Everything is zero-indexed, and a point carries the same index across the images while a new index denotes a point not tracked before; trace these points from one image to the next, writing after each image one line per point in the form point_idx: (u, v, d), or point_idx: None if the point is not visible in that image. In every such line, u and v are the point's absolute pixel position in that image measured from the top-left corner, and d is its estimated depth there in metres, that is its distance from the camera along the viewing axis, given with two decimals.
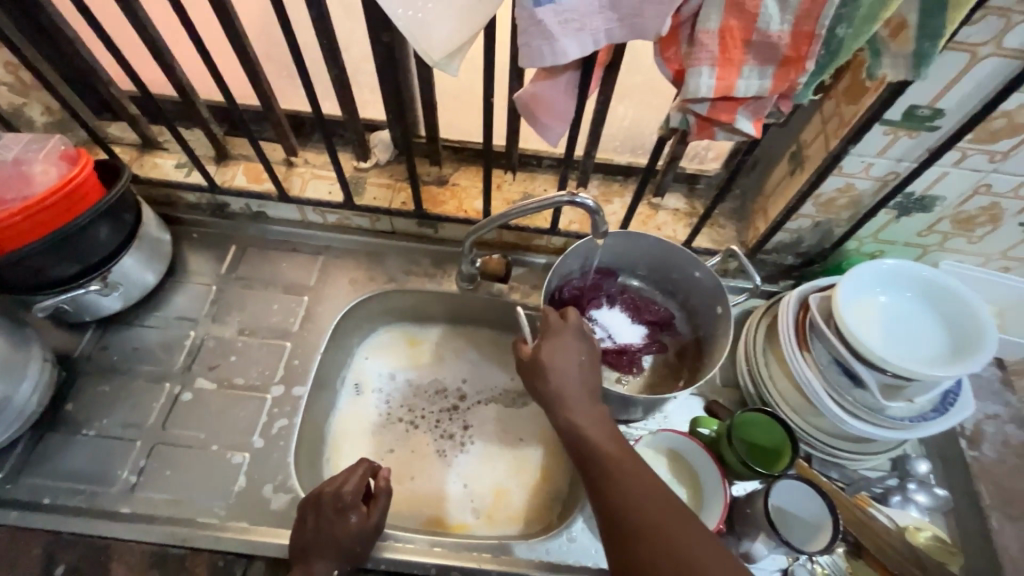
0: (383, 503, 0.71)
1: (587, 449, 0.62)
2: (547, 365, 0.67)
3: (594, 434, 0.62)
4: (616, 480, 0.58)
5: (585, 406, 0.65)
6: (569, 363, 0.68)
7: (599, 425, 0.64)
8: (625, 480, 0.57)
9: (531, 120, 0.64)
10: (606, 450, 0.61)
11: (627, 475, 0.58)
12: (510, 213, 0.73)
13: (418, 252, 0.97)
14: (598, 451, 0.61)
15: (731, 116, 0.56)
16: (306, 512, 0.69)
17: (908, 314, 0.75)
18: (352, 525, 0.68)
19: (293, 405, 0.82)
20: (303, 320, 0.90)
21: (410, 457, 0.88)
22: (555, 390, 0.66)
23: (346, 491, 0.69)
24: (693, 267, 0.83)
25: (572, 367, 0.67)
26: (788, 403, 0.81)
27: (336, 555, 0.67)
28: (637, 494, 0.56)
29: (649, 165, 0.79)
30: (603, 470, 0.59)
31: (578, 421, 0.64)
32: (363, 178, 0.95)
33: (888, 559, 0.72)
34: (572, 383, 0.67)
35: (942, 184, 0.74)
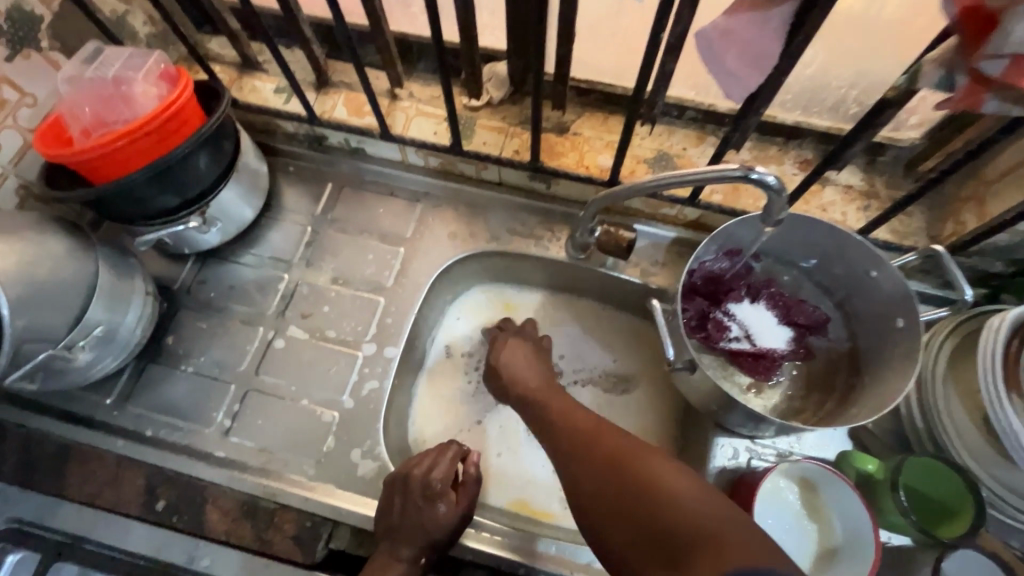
0: (473, 490, 0.66)
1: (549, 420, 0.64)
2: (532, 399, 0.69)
3: (554, 406, 0.66)
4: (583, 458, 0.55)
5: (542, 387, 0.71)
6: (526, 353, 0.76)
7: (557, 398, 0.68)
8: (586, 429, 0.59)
9: (715, 69, 0.50)
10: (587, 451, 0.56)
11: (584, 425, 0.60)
12: (660, 182, 0.59)
13: (525, 209, 0.86)
14: (561, 417, 0.63)
15: None
16: (393, 496, 0.64)
17: None
18: (441, 516, 0.63)
19: (383, 367, 0.77)
20: (397, 274, 0.83)
21: (499, 434, 0.82)
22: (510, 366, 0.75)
23: (436, 483, 0.64)
24: (870, 265, 0.67)
25: (523, 347, 0.77)
26: (969, 450, 0.65)
27: (425, 546, 0.63)
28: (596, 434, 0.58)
29: (850, 133, 0.62)
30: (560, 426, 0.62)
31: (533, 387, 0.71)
32: (473, 119, 0.83)
33: None
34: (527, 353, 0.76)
35: None
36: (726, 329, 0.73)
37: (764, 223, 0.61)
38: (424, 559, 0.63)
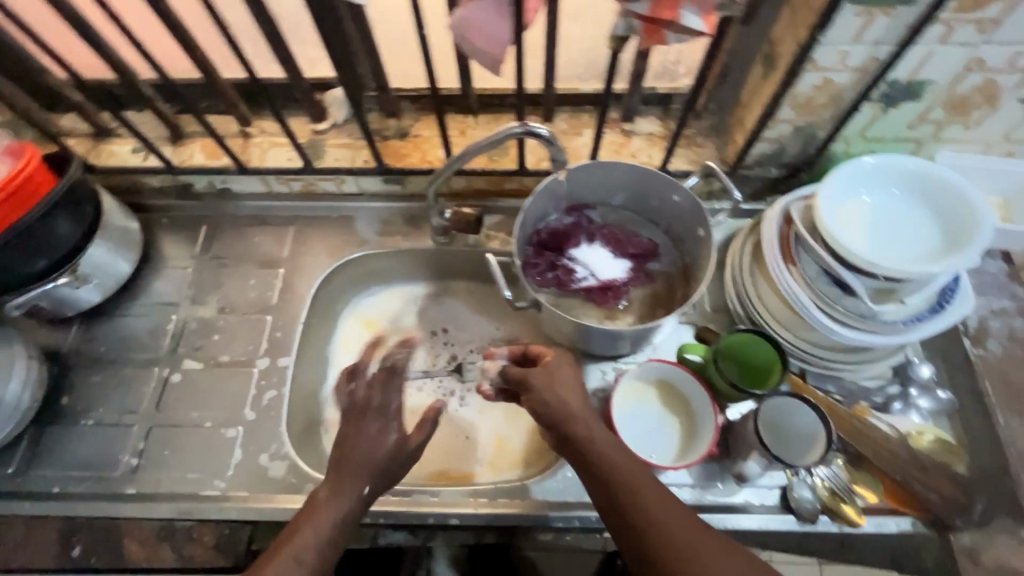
0: (426, 431, 0.72)
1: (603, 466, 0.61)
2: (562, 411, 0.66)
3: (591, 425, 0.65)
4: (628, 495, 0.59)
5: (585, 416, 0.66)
6: (563, 372, 0.70)
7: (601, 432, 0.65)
8: (647, 490, 0.59)
9: (469, 52, 0.61)
10: (625, 492, 0.59)
11: (639, 481, 0.60)
12: (462, 155, 0.71)
13: (388, 211, 0.95)
14: (612, 464, 0.61)
15: (675, 12, 0.52)
16: (339, 464, 0.67)
17: (895, 213, 0.69)
18: (391, 443, 0.69)
19: (279, 376, 0.82)
20: (280, 292, 0.89)
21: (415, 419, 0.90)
22: (552, 397, 0.67)
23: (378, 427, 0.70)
24: (671, 191, 0.80)
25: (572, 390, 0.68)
26: (778, 320, 0.77)
27: (368, 477, 0.66)
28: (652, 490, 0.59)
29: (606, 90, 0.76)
30: (615, 470, 0.61)
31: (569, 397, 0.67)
32: (323, 141, 0.92)
33: (888, 464, 0.70)
34: (573, 384, 0.69)
35: (928, 66, 0.68)
36: (573, 271, 0.85)
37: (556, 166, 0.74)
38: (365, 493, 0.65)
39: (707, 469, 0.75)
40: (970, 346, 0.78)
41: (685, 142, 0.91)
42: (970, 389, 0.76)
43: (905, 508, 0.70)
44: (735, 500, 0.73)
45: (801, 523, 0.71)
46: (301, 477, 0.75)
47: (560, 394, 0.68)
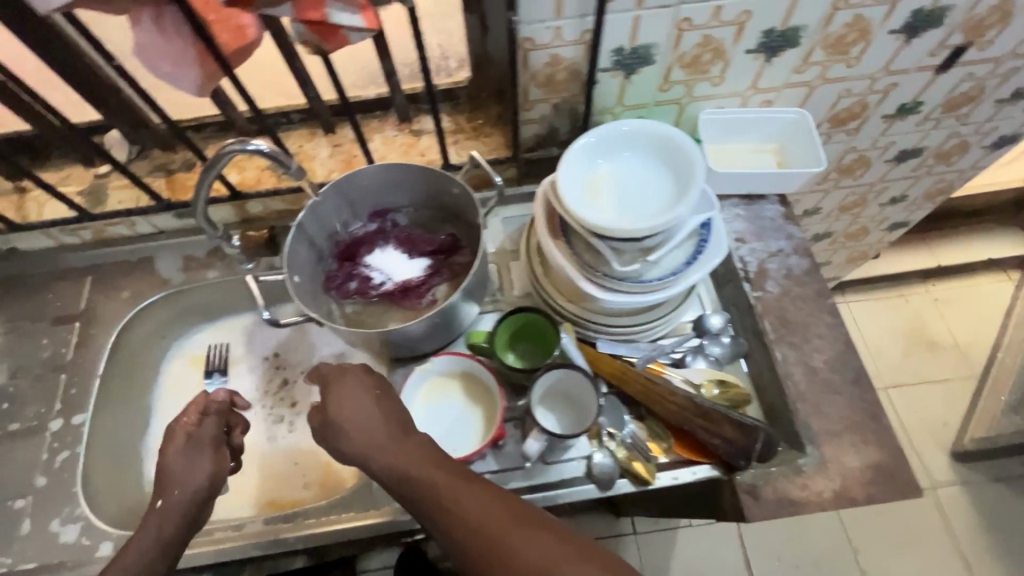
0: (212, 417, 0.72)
1: (429, 501, 0.56)
2: (361, 438, 0.60)
3: (395, 445, 0.59)
4: (453, 511, 0.55)
5: (396, 444, 0.59)
6: (354, 390, 0.63)
7: (416, 458, 0.58)
8: (477, 517, 0.54)
9: (160, 76, 0.60)
10: (448, 502, 0.55)
11: (470, 510, 0.54)
12: (198, 194, 0.72)
13: (190, 245, 0.93)
14: (427, 482, 0.57)
15: (321, 11, 0.52)
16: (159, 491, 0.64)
17: (633, 174, 0.71)
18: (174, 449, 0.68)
19: (73, 435, 0.79)
20: (76, 347, 0.86)
21: (243, 452, 0.88)
22: (352, 420, 0.61)
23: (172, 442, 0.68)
24: (449, 184, 0.82)
25: (371, 405, 0.62)
26: (564, 294, 0.79)
27: (163, 489, 0.64)
28: (488, 516, 0.53)
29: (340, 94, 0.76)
30: (448, 497, 0.55)
31: (372, 418, 0.61)
32: (105, 184, 0.89)
33: (674, 419, 0.71)
34: (359, 413, 0.61)
35: (642, 30, 0.70)
36: (372, 279, 0.85)
37: (298, 177, 0.72)
38: (169, 505, 0.63)
39: (511, 453, 0.74)
40: (749, 289, 0.81)
41: (473, 133, 0.92)
42: (752, 330, 0.79)
43: (699, 458, 0.72)
44: (541, 480, 0.73)
45: (602, 491, 0.72)
46: (94, 537, 0.72)
47: (348, 432, 0.61)
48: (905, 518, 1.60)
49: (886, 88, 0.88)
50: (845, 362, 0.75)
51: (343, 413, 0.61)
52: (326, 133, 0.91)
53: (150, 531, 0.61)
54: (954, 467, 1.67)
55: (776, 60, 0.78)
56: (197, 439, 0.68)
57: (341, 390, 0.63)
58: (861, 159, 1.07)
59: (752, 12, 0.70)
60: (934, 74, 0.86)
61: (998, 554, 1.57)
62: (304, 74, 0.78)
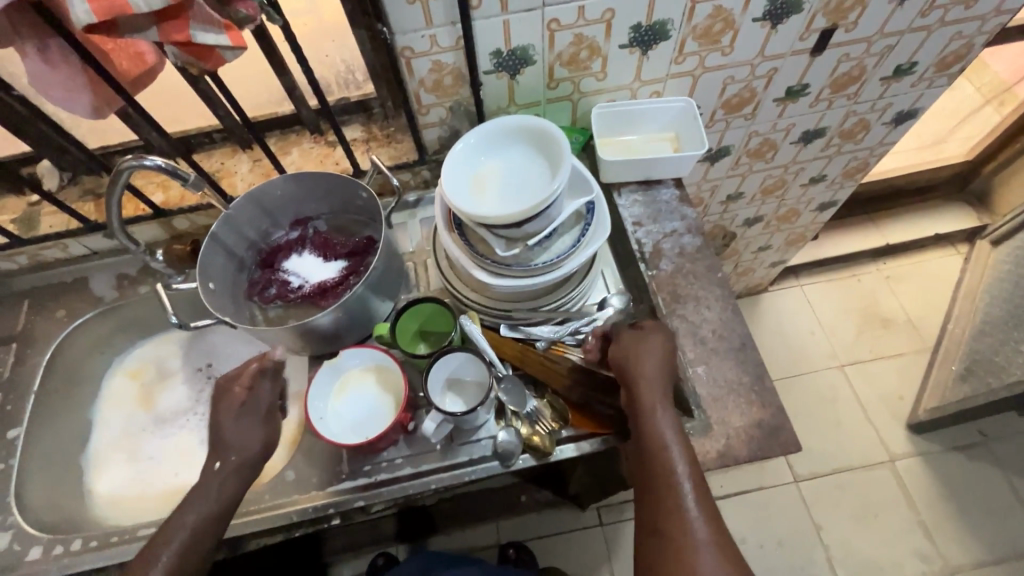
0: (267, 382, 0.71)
1: (655, 441, 0.64)
2: (636, 370, 0.68)
3: (653, 395, 0.66)
4: (653, 467, 0.63)
5: (665, 398, 0.67)
6: (658, 335, 0.70)
7: (667, 410, 0.66)
8: (674, 455, 0.63)
9: (54, 102, 0.65)
10: (658, 461, 0.63)
11: (679, 458, 0.63)
12: (112, 214, 0.78)
13: (123, 263, 0.97)
14: (645, 442, 0.64)
15: (186, 33, 0.56)
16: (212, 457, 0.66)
17: (514, 166, 0.76)
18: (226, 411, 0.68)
19: (9, 449, 0.83)
20: (13, 365, 0.90)
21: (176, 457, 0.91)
22: (633, 359, 0.69)
23: (226, 403, 0.68)
24: (355, 188, 0.86)
25: (659, 355, 0.69)
26: (466, 285, 0.83)
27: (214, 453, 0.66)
28: (664, 472, 0.62)
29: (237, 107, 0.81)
30: (652, 452, 0.63)
31: (641, 363, 0.68)
32: (37, 210, 0.94)
33: (574, 393, 0.77)
34: (662, 362, 0.68)
35: (514, 33, 0.76)
36: (291, 283, 0.89)
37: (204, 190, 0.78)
38: (229, 470, 0.65)
39: (420, 439, 0.79)
40: (644, 269, 0.85)
41: (385, 140, 0.97)
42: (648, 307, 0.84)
43: (598, 430, 0.76)
44: (449, 460, 0.77)
45: (505, 466, 0.76)
46: (24, 542, 0.76)
47: (648, 369, 0.68)
48: (866, 491, 1.63)
49: (769, 73, 0.93)
50: (732, 329, 0.79)
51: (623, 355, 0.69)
52: (244, 149, 0.96)
53: (213, 491, 0.64)
54: (910, 438, 1.70)
55: (652, 53, 0.84)
56: (253, 404, 0.69)
57: (644, 341, 0.70)
58: (767, 142, 1.12)
59: (615, 9, 0.76)
60: (811, 57, 0.92)
61: (961, 521, 1.59)
62: (210, 94, 0.83)
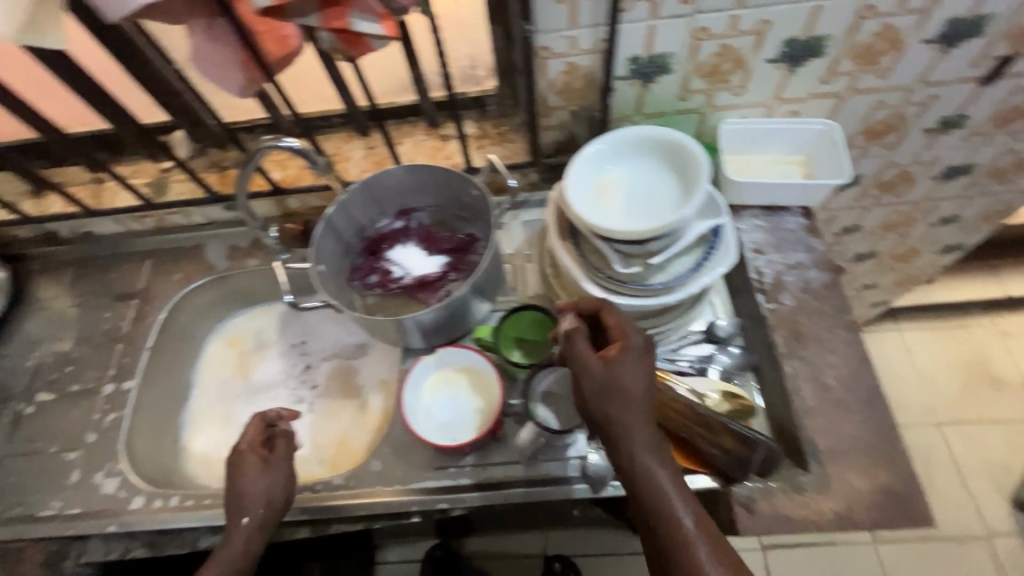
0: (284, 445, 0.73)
1: (649, 488, 0.56)
2: (614, 389, 0.58)
3: (637, 415, 0.58)
4: (648, 494, 0.56)
5: (648, 424, 0.58)
6: (631, 355, 0.60)
7: (653, 448, 0.57)
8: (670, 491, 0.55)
9: (210, 78, 0.67)
10: (652, 483, 0.56)
11: (679, 504, 0.55)
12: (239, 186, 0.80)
13: (237, 235, 1.01)
14: (632, 464, 0.57)
15: (344, 21, 0.57)
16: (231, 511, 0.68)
17: (641, 178, 0.72)
18: (249, 469, 0.69)
19: (122, 399, 0.88)
20: (132, 321, 0.95)
21: None
22: (609, 381, 0.58)
23: (249, 460, 0.70)
24: (468, 185, 0.86)
25: (637, 370, 0.59)
26: (572, 296, 0.81)
27: (240, 508, 0.68)
28: (658, 500, 0.55)
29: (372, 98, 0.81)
30: (642, 478, 0.56)
31: (614, 381, 0.59)
32: (168, 178, 1.00)
33: (673, 424, 0.71)
34: (643, 387, 0.59)
35: (657, 40, 0.72)
36: (392, 272, 0.90)
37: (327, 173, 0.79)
38: (255, 522, 0.67)
39: (507, 450, 0.77)
40: (764, 301, 0.79)
41: (498, 139, 0.96)
42: (763, 343, 0.78)
43: (699, 468, 0.70)
44: (535, 474, 0.75)
45: (593, 491, 0.74)
46: (129, 491, 0.80)
47: (632, 398, 0.58)
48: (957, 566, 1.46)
49: (925, 100, 0.84)
50: (860, 379, 0.72)
51: (605, 376, 0.59)
52: (360, 135, 0.97)
53: (241, 545, 0.66)
54: (1014, 516, 1.52)
55: (800, 69, 0.78)
56: (273, 462, 0.71)
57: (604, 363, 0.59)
58: (903, 175, 1.02)
59: (771, 21, 0.70)
60: (980, 86, 0.82)
61: None
62: (340, 79, 0.84)
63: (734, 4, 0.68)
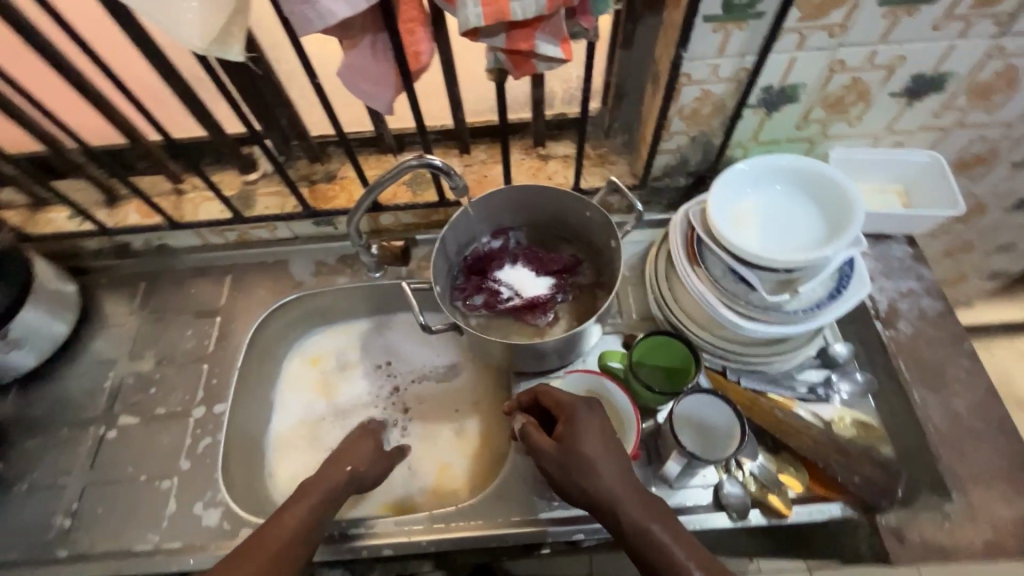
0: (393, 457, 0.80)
1: (650, 548, 0.58)
2: (581, 460, 0.61)
3: (613, 478, 0.60)
4: (652, 547, 0.58)
5: (625, 483, 0.61)
6: (587, 424, 0.64)
7: (642, 503, 0.60)
8: (665, 536, 0.58)
9: (360, 94, 0.65)
10: (650, 537, 0.58)
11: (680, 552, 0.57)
12: (360, 203, 0.77)
13: (323, 251, 0.98)
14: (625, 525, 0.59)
15: (531, 43, 0.56)
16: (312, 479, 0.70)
17: (779, 207, 0.73)
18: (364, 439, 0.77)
19: (214, 423, 0.84)
20: (217, 340, 0.91)
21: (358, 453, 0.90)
22: (580, 454, 0.61)
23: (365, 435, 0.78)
24: (584, 207, 0.85)
25: (600, 436, 0.63)
26: (694, 320, 0.80)
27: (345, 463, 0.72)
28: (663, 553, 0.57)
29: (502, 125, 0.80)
30: (644, 535, 0.58)
31: (575, 456, 0.61)
32: (253, 191, 0.96)
33: (810, 452, 0.71)
34: (603, 453, 0.61)
35: (795, 70, 0.73)
36: (499, 293, 0.88)
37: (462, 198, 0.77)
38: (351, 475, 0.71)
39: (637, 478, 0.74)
40: (883, 329, 0.80)
41: (599, 160, 0.95)
42: (886, 370, 0.78)
43: (832, 495, 0.71)
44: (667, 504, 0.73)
45: (734, 521, 0.71)
46: (234, 522, 0.76)
47: (598, 469, 0.61)
48: None
49: (1021, 136, 0.88)
50: (987, 408, 0.73)
51: (571, 451, 0.62)
52: (459, 152, 0.95)
53: (335, 484, 0.69)
54: None
55: (918, 104, 0.80)
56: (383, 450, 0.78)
57: (572, 428, 0.63)
58: (977, 205, 1.06)
59: (906, 57, 0.72)
60: None
61: None
62: (457, 97, 0.83)
63: (877, 40, 0.69)
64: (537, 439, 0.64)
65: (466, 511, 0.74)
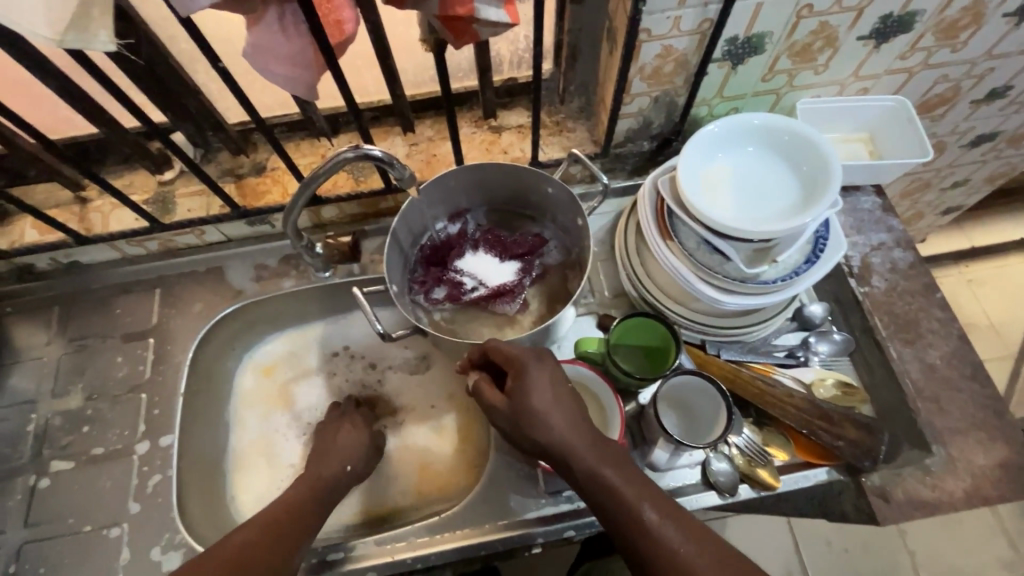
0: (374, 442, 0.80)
1: (601, 491, 0.54)
2: (529, 410, 0.57)
3: (561, 424, 0.56)
4: (605, 492, 0.54)
5: (577, 428, 0.57)
6: (536, 372, 0.59)
7: (594, 447, 0.56)
8: (614, 477, 0.54)
9: (275, 79, 0.55)
10: (601, 480, 0.54)
11: (635, 496, 0.53)
12: (294, 205, 0.68)
13: (263, 253, 0.88)
14: (577, 469, 0.55)
15: (469, 7, 0.48)
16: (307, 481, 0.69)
17: (751, 172, 0.69)
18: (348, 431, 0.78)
19: (162, 458, 0.77)
20: (153, 364, 0.82)
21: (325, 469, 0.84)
22: (528, 404, 0.57)
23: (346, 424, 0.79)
24: (544, 183, 0.77)
25: (550, 386, 0.58)
26: (670, 296, 0.76)
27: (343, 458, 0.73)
28: (615, 497, 0.53)
29: (446, 98, 0.70)
30: (596, 479, 0.54)
31: (522, 406, 0.57)
32: (172, 192, 0.84)
33: (795, 419, 0.70)
34: (552, 400, 0.57)
35: (761, 18, 0.67)
36: (461, 283, 0.81)
37: (409, 187, 0.69)
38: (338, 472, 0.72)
39: None
40: (857, 285, 0.78)
41: (556, 129, 0.87)
42: (863, 327, 0.77)
43: (819, 460, 0.71)
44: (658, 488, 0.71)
45: (723, 497, 0.70)
46: None
47: (546, 416, 0.56)
48: None
49: (983, 73, 0.85)
50: (961, 357, 0.73)
51: (519, 401, 0.57)
52: (402, 131, 0.86)
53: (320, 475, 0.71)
54: None
55: (885, 46, 0.75)
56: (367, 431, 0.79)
57: (520, 376, 0.58)
58: (938, 145, 1.05)
59: None
60: None
61: None
62: (392, 69, 0.73)
63: None
64: (485, 395, 0.61)
65: (451, 521, 0.71)
